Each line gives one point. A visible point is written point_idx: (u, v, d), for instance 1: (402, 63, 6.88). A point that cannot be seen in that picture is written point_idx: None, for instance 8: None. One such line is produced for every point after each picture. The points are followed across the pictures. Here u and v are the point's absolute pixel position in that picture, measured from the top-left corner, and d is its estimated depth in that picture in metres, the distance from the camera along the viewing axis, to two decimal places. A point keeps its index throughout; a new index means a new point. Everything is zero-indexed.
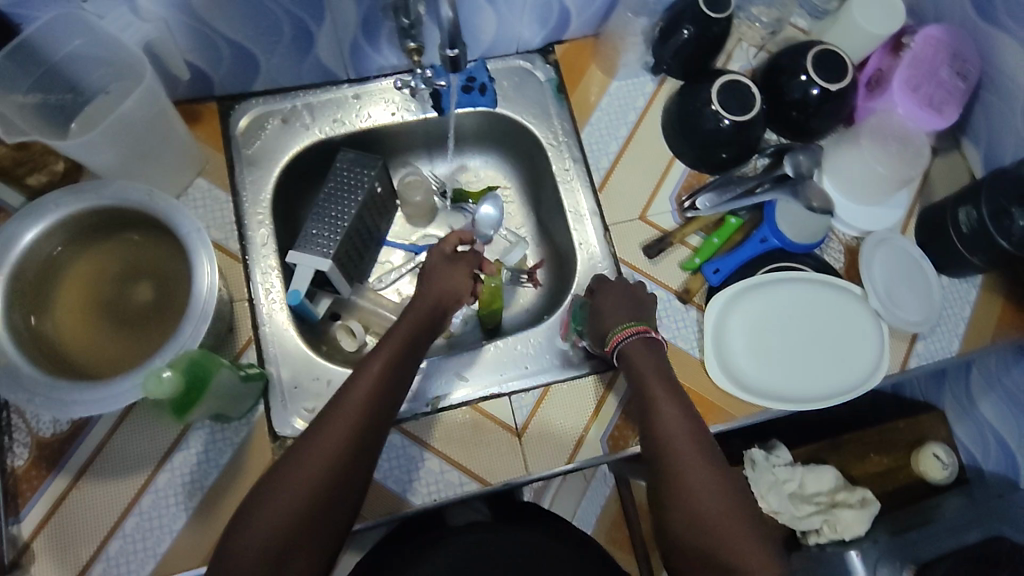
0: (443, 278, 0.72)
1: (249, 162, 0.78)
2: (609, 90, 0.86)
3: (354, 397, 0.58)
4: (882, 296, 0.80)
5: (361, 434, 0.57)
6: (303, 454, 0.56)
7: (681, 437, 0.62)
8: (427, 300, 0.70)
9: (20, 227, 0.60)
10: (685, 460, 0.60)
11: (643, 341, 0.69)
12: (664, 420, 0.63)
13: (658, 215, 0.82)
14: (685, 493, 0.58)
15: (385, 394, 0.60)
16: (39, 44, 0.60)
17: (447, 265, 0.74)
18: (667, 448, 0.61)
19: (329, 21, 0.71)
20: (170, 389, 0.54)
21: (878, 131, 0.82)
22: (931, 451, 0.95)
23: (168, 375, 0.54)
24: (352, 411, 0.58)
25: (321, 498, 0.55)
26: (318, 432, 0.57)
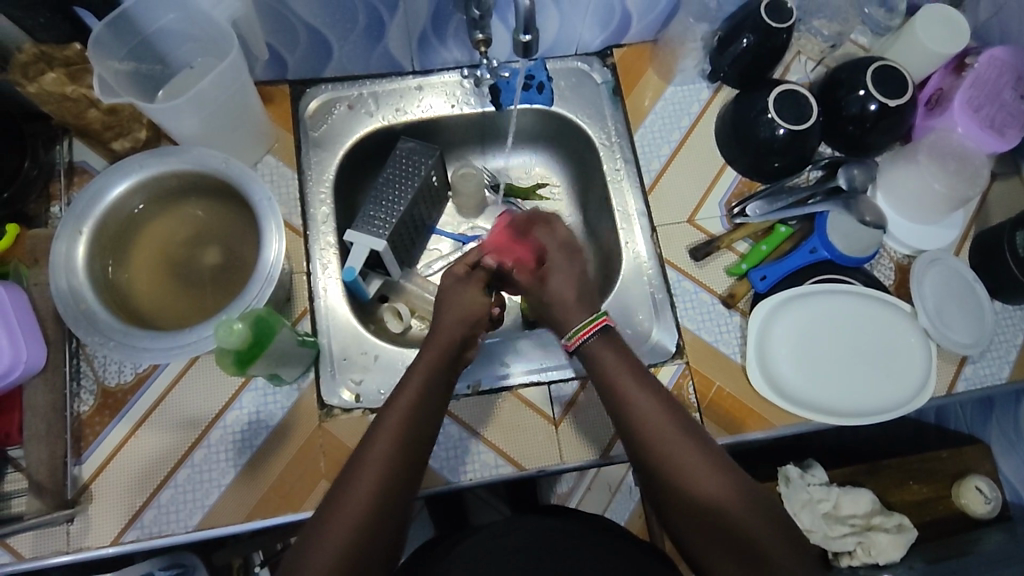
0: (458, 305, 0.69)
1: (315, 143, 0.82)
2: (665, 95, 0.87)
3: (395, 412, 0.59)
4: (932, 315, 0.79)
5: (407, 444, 0.58)
6: (357, 471, 0.57)
7: (701, 469, 0.59)
8: (444, 326, 0.67)
9: (106, 183, 0.65)
10: (717, 496, 0.58)
11: (607, 342, 0.66)
12: (661, 433, 0.60)
13: (707, 219, 0.83)
14: (732, 527, 0.57)
15: (423, 407, 0.61)
16: (137, 17, 0.65)
17: (462, 290, 0.70)
18: (694, 484, 0.58)
19: (401, 12, 0.74)
20: (241, 338, 0.57)
21: (936, 148, 0.81)
22: (974, 484, 0.90)
23: (239, 326, 0.57)
24: (395, 424, 0.59)
25: (384, 502, 0.55)
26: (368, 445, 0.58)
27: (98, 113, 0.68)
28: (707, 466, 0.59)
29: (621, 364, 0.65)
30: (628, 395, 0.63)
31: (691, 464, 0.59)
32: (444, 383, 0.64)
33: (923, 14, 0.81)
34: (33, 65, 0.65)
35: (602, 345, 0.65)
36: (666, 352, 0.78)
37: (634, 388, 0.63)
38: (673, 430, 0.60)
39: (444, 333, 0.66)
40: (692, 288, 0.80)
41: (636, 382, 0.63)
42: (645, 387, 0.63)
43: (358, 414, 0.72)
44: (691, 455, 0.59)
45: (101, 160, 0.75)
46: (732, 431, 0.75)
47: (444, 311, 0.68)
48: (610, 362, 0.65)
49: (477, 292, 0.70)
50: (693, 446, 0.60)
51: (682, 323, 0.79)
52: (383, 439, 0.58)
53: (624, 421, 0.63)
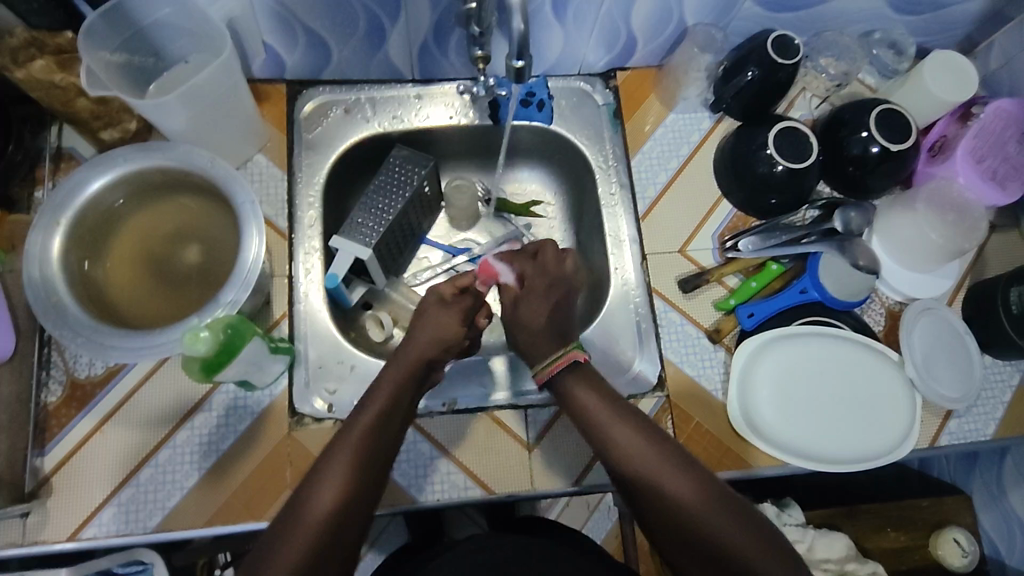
0: (433, 326, 0.67)
1: (308, 145, 0.81)
2: (665, 122, 0.86)
3: (356, 430, 0.58)
4: (920, 367, 0.77)
5: (367, 461, 0.57)
6: (318, 482, 0.55)
7: (688, 494, 0.57)
8: (415, 346, 0.65)
9: (87, 175, 0.64)
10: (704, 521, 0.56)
11: (581, 377, 0.66)
12: (632, 444, 0.60)
13: (698, 250, 0.82)
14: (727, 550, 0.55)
15: (385, 427, 0.60)
16: (131, 9, 0.64)
17: (442, 309, 0.69)
18: (683, 511, 0.56)
19: (403, 21, 0.73)
20: (203, 349, 0.57)
21: (934, 197, 0.80)
22: (953, 535, 0.88)
23: (205, 333, 0.57)
24: (354, 443, 0.57)
25: (335, 521, 0.54)
26: (324, 464, 0.56)
27: (87, 102, 0.67)
28: (693, 490, 0.57)
29: (593, 393, 0.64)
30: (607, 424, 0.62)
31: (674, 491, 0.57)
32: (404, 404, 0.62)
33: (932, 60, 0.80)
34: (23, 50, 0.64)
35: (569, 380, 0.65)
36: (647, 383, 0.77)
37: (609, 420, 0.62)
38: (654, 457, 0.59)
39: (413, 352, 0.65)
40: (678, 320, 0.79)
41: (613, 412, 0.62)
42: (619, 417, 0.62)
43: (329, 425, 0.71)
44: (675, 479, 0.57)
45: (89, 147, 0.74)
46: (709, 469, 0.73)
47: (417, 332, 0.67)
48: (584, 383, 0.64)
49: (455, 316, 0.68)
50: (678, 472, 0.58)
51: (666, 355, 0.78)
52: (341, 458, 0.56)
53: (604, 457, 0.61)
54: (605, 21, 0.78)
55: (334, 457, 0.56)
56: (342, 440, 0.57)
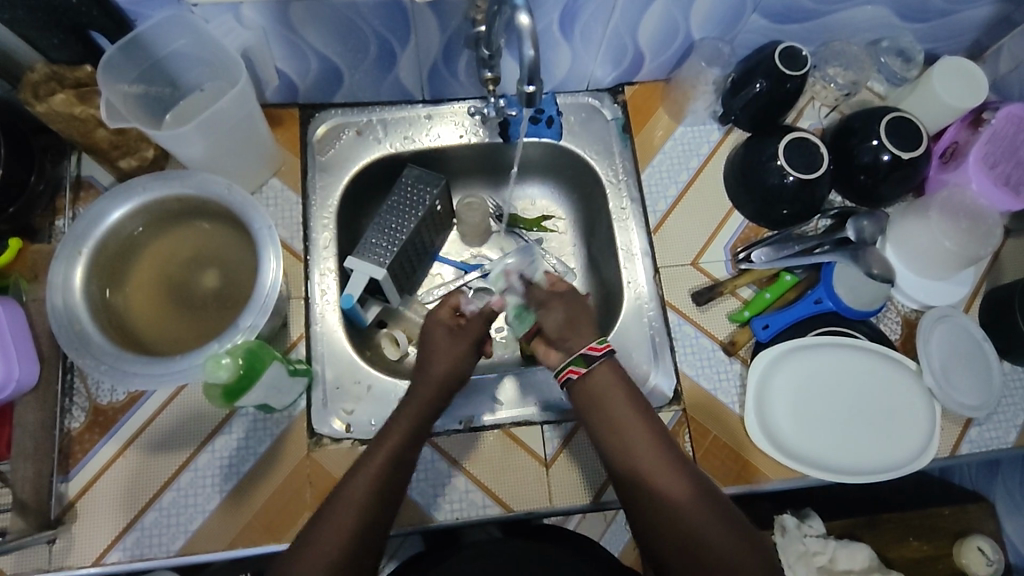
0: (445, 357, 0.67)
1: (322, 168, 0.82)
2: (674, 135, 0.87)
3: (382, 445, 0.60)
4: (938, 375, 0.77)
5: (393, 476, 0.59)
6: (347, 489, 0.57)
7: (693, 506, 0.57)
8: (434, 374, 0.66)
9: (109, 205, 0.65)
10: (687, 522, 0.57)
11: (610, 367, 0.64)
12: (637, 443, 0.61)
13: (711, 262, 0.82)
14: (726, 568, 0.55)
15: (410, 445, 0.62)
16: (148, 42, 0.65)
17: (450, 337, 0.68)
18: (688, 521, 0.57)
19: (413, 45, 0.74)
20: (225, 375, 0.58)
21: (948, 203, 0.80)
22: (976, 544, 0.88)
23: (227, 360, 0.58)
24: (381, 457, 0.59)
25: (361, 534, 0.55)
26: (351, 477, 0.58)
27: (106, 133, 0.68)
28: (697, 499, 0.58)
29: (623, 395, 0.63)
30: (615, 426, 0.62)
31: (683, 500, 0.58)
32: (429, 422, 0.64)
33: (941, 66, 0.80)
34: (44, 84, 0.66)
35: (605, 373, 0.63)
36: (663, 397, 0.77)
37: (631, 426, 0.62)
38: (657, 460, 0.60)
39: (433, 377, 0.65)
40: (693, 333, 0.79)
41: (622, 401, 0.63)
42: (643, 425, 0.62)
43: (347, 445, 0.71)
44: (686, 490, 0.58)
45: (108, 175, 0.76)
46: (727, 482, 0.73)
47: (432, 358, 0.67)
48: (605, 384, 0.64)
49: (464, 343, 0.68)
50: (674, 475, 0.59)
51: (681, 368, 0.78)
52: (367, 472, 0.58)
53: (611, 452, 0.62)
54: (612, 38, 0.78)
55: (362, 470, 0.59)
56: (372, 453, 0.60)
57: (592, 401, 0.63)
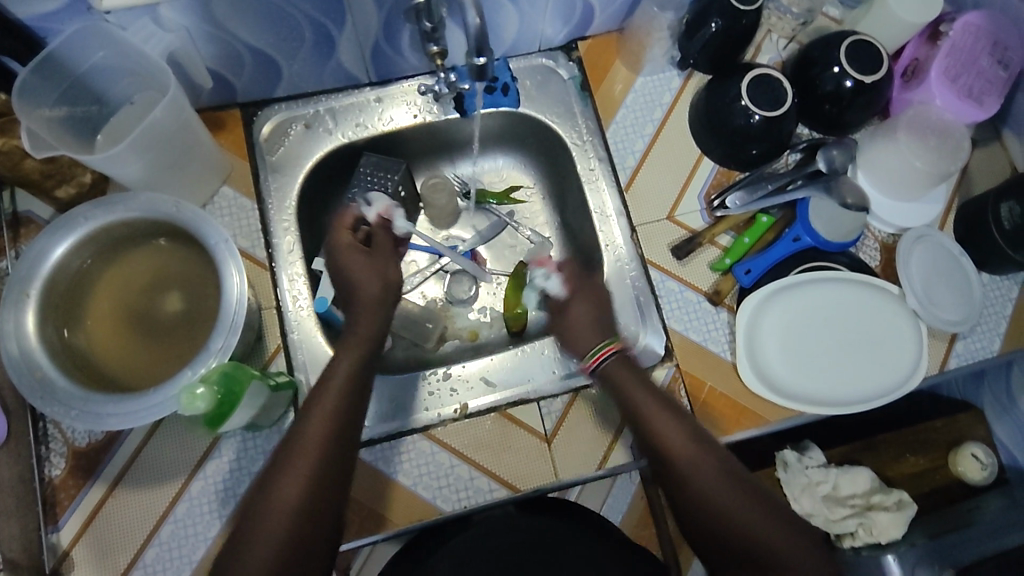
0: (368, 272, 0.68)
1: (273, 168, 0.78)
2: (635, 87, 0.84)
3: (315, 422, 0.57)
4: (921, 296, 0.77)
5: (321, 477, 0.55)
6: (284, 470, 0.54)
7: (729, 491, 0.59)
8: (364, 296, 0.67)
9: (50, 241, 0.61)
10: (724, 506, 0.59)
11: (621, 362, 0.66)
12: (674, 436, 0.62)
13: (687, 214, 0.80)
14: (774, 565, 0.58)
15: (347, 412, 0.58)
16: (64, 58, 0.60)
17: (365, 258, 0.70)
18: (724, 506, 0.59)
19: (350, 25, 0.69)
20: (204, 406, 0.55)
21: (915, 122, 0.78)
22: (970, 452, 0.91)
23: (201, 390, 0.55)
24: (317, 434, 0.56)
25: (290, 552, 0.52)
26: (278, 473, 0.54)
27: (35, 162, 0.63)
28: (733, 487, 0.60)
29: (642, 386, 0.64)
30: (650, 417, 0.63)
31: (722, 489, 0.60)
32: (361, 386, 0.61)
33: None
34: None
35: (618, 367, 0.65)
36: (655, 356, 0.76)
37: (660, 417, 0.63)
38: (693, 447, 0.61)
39: (365, 303, 0.66)
40: (676, 287, 0.78)
41: (647, 394, 0.64)
42: (669, 416, 0.63)
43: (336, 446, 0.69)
44: (730, 491, 0.59)
45: (48, 207, 0.71)
46: (727, 432, 0.73)
47: (358, 282, 0.68)
48: (624, 383, 0.65)
49: (384, 260, 0.71)
50: (710, 461, 0.61)
51: (669, 324, 0.77)
52: (292, 479, 0.54)
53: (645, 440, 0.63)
54: None
55: (288, 467, 0.54)
56: (290, 458, 0.55)
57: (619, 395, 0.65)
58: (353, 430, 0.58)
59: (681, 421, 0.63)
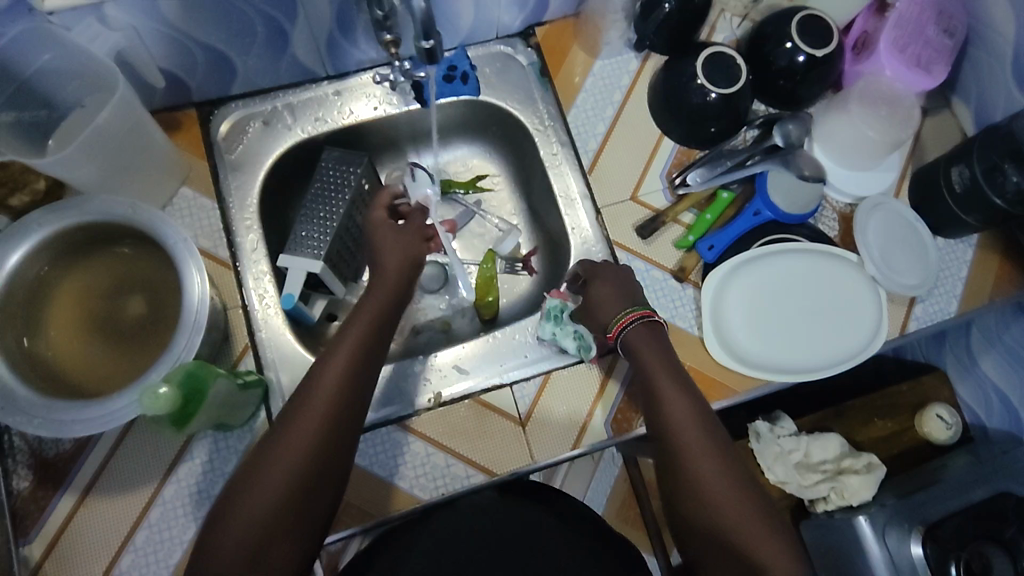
0: (398, 246, 0.71)
1: (233, 167, 0.77)
2: (593, 71, 0.85)
3: (315, 404, 0.58)
4: (880, 263, 0.79)
5: (316, 459, 0.57)
6: (275, 452, 0.56)
7: (703, 455, 0.60)
8: (388, 269, 0.69)
9: (3, 251, 0.60)
10: (696, 471, 0.59)
11: (647, 326, 0.67)
12: (668, 396, 0.63)
13: (650, 194, 0.81)
14: (743, 553, 0.56)
15: (354, 389, 0.60)
16: (7, 61, 0.59)
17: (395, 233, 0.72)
18: (694, 473, 0.59)
19: (302, 18, 0.69)
20: (168, 407, 0.54)
21: (866, 95, 0.81)
22: (936, 412, 0.94)
23: (165, 390, 0.54)
24: (316, 417, 0.57)
25: (272, 528, 0.55)
26: (272, 451, 0.57)
27: None
28: (707, 453, 0.60)
29: (651, 345, 0.66)
30: (654, 377, 0.64)
31: (693, 454, 0.60)
32: (367, 365, 0.62)
33: None
34: None
35: (642, 329, 0.66)
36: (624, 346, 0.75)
37: (659, 376, 0.64)
38: (682, 409, 0.62)
39: (388, 278, 0.68)
40: (643, 267, 0.79)
41: (654, 353, 0.65)
42: (670, 377, 0.64)
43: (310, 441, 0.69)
44: (701, 456, 0.60)
45: None
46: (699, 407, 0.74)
47: (383, 256, 0.70)
48: (639, 340, 0.66)
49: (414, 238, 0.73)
50: (697, 426, 0.61)
51: None
52: (282, 459, 0.56)
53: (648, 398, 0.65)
54: None
55: (281, 448, 0.56)
56: (285, 444, 0.56)
57: (632, 354, 0.66)
58: (355, 416, 0.60)
59: (676, 382, 0.64)
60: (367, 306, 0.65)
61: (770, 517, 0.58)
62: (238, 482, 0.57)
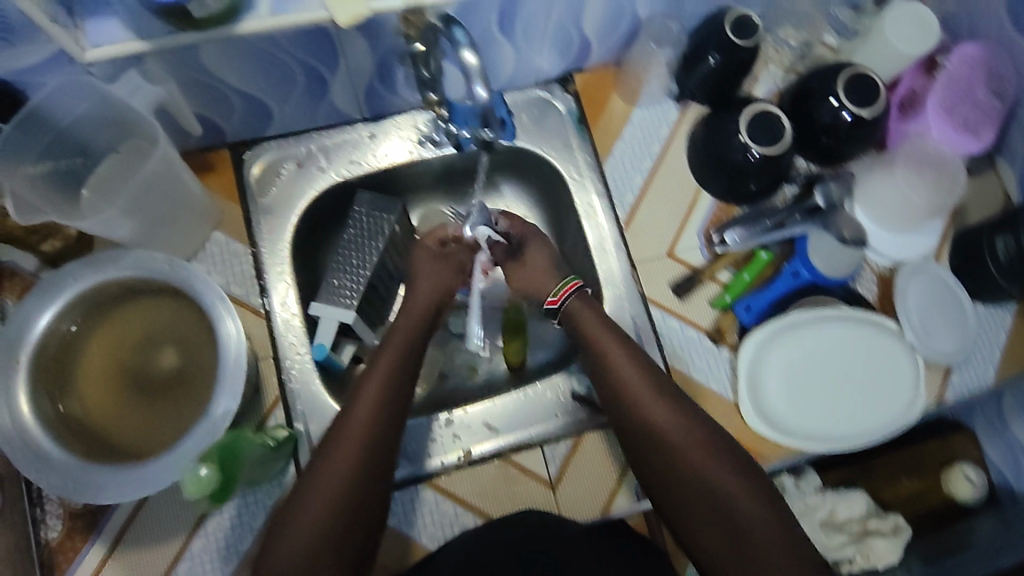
0: (433, 276, 0.73)
1: (265, 211, 0.76)
2: (632, 119, 0.83)
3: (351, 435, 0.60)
4: (919, 330, 0.77)
5: (352, 492, 0.58)
6: (311, 484, 0.58)
7: (679, 434, 0.61)
8: (419, 298, 0.71)
9: (32, 311, 0.59)
10: (677, 451, 0.60)
11: (584, 301, 0.69)
12: (632, 381, 0.64)
13: (687, 250, 0.80)
14: (736, 524, 0.57)
15: (388, 420, 0.61)
16: (47, 113, 0.58)
17: (434, 260, 0.74)
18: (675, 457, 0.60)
19: (343, 68, 0.67)
20: (213, 484, 0.54)
21: (912, 157, 0.78)
22: (964, 472, 0.86)
23: (204, 470, 0.54)
24: (353, 448, 0.59)
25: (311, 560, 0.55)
26: (308, 485, 0.58)
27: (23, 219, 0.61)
28: (680, 431, 0.61)
29: (602, 326, 0.67)
30: (613, 361, 0.65)
31: (669, 432, 0.61)
32: (398, 391, 0.63)
33: (890, 13, 0.78)
34: None
35: (581, 305, 0.68)
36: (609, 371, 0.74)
37: (617, 359, 0.65)
38: (647, 391, 0.63)
39: (418, 305, 0.70)
40: (678, 325, 0.77)
41: (609, 338, 0.66)
42: (628, 357, 0.65)
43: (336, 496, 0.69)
44: (678, 434, 0.61)
45: (31, 258, 0.69)
46: None
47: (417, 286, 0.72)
48: (588, 321, 0.68)
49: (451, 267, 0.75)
50: (663, 404, 0.62)
51: (672, 364, 0.76)
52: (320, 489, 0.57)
53: (607, 384, 0.65)
54: (555, 30, 0.73)
55: (316, 480, 0.58)
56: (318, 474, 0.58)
57: (582, 335, 0.68)
58: (388, 449, 0.61)
59: (632, 360, 0.65)
60: (388, 346, 0.66)
61: (759, 484, 0.59)
62: (279, 518, 0.58)
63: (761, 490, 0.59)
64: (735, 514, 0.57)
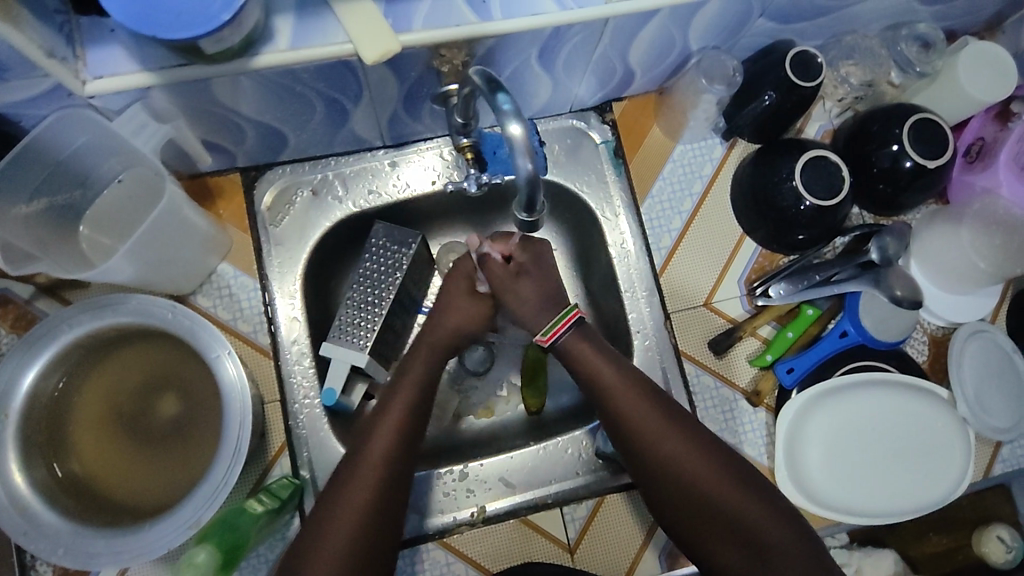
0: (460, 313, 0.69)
1: (276, 241, 0.71)
2: (673, 155, 0.78)
3: (369, 471, 0.57)
4: (972, 403, 0.72)
5: (371, 531, 0.55)
6: (327, 522, 0.55)
7: (696, 464, 0.58)
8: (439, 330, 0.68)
9: (17, 370, 0.54)
10: (697, 483, 0.57)
11: (580, 335, 0.65)
12: (638, 412, 0.60)
13: (725, 300, 0.75)
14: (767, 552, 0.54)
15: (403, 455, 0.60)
16: (44, 145, 0.53)
17: (465, 295, 0.70)
18: (693, 488, 0.57)
19: (367, 100, 0.62)
20: (209, 570, 0.51)
21: (982, 216, 0.73)
22: (996, 532, 0.78)
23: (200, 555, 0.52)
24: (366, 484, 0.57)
25: None
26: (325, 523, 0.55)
27: None
28: (697, 460, 0.58)
29: (602, 357, 0.63)
30: (613, 390, 0.61)
31: (687, 462, 0.58)
32: (415, 426, 0.62)
33: (964, 55, 0.71)
34: None
35: (578, 337, 0.64)
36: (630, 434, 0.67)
37: (617, 390, 0.61)
38: (657, 421, 0.60)
39: (440, 334, 0.68)
40: (712, 383, 0.73)
41: (609, 368, 0.62)
42: (631, 387, 0.62)
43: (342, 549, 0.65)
44: (695, 465, 0.58)
45: (27, 285, 0.64)
46: None
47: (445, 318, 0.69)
48: (586, 352, 0.63)
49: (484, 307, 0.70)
50: (677, 434, 0.59)
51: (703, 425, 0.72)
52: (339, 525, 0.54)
53: (609, 416, 0.62)
54: (599, 63, 0.66)
55: (332, 519, 0.55)
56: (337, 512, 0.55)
57: (584, 367, 0.63)
58: (404, 483, 0.59)
59: (635, 385, 0.61)
60: (401, 381, 0.64)
61: (784, 508, 0.57)
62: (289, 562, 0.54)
63: (787, 518, 0.56)
64: (767, 542, 0.54)
